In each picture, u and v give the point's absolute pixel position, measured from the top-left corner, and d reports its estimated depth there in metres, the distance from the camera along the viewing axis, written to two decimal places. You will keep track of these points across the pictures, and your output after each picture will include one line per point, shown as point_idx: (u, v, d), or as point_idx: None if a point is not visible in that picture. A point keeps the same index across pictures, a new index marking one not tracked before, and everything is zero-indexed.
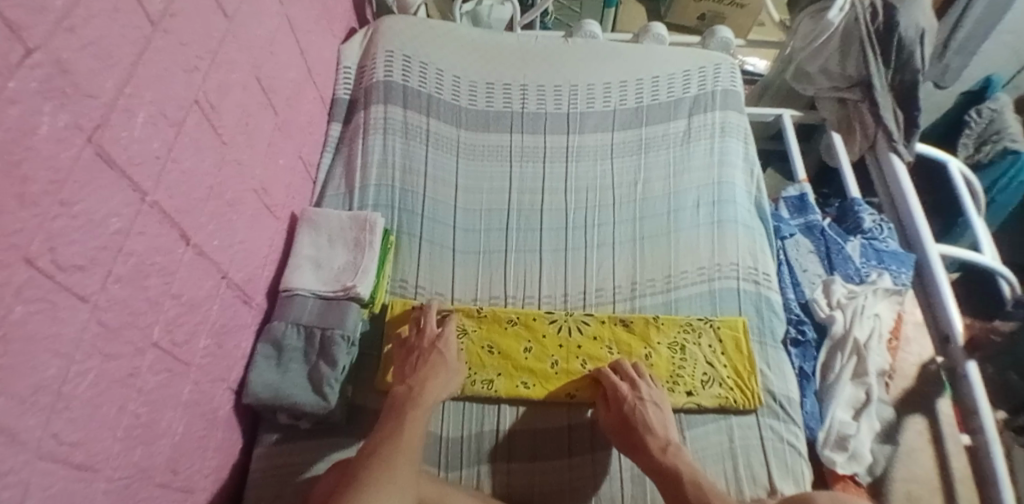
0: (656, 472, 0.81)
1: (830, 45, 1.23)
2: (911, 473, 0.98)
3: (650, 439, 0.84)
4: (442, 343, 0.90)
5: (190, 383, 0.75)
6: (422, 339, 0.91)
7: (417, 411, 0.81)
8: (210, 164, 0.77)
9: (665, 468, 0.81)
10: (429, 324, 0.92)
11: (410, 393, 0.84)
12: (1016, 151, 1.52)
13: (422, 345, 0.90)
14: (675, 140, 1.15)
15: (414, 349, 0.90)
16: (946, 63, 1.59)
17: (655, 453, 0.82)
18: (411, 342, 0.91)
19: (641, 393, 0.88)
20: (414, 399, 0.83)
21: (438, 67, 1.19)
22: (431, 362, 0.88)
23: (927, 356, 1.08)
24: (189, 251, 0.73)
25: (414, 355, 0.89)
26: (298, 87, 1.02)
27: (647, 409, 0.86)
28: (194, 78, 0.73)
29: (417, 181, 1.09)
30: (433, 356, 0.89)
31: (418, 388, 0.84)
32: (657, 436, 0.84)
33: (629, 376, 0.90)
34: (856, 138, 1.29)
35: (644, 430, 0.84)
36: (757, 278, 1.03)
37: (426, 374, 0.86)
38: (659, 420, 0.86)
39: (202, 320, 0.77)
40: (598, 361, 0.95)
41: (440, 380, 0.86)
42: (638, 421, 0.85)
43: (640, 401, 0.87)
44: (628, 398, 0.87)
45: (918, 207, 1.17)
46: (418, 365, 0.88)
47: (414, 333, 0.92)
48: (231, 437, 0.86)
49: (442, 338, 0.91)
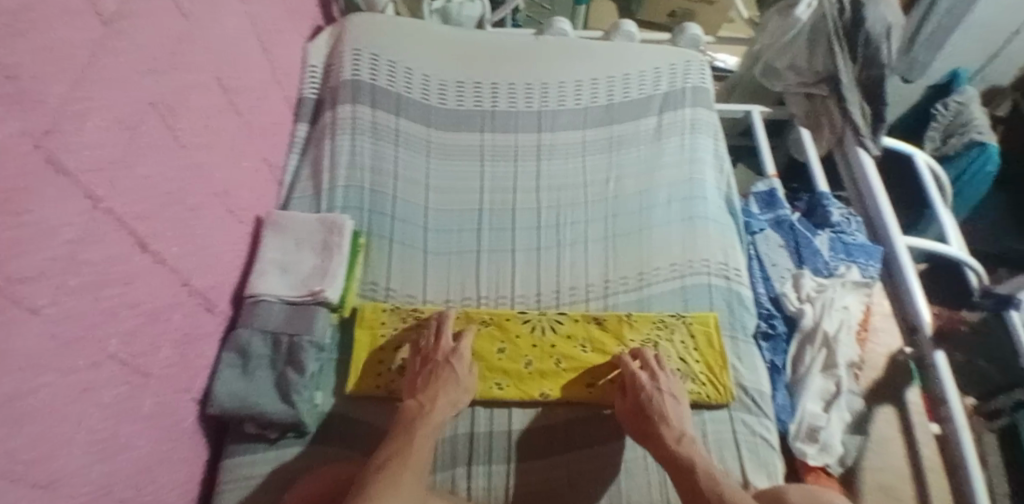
0: (670, 462, 0.80)
1: (799, 40, 1.25)
2: (882, 463, 0.99)
3: (665, 428, 0.83)
4: (455, 359, 0.88)
5: (151, 395, 0.73)
6: (436, 352, 0.89)
7: (424, 429, 0.80)
8: (169, 169, 0.75)
9: (677, 457, 0.80)
10: (444, 337, 0.90)
11: (419, 410, 0.82)
12: (982, 142, 1.56)
13: (436, 359, 0.88)
14: (646, 137, 1.16)
15: (427, 362, 0.88)
16: (913, 57, 1.63)
17: (667, 442, 0.82)
18: (426, 352, 0.89)
19: (659, 384, 0.87)
20: (422, 416, 0.81)
21: (407, 65, 1.18)
22: (439, 378, 0.86)
23: (895, 347, 1.10)
24: (147, 259, 0.71)
25: (426, 367, 0.87)
26: (262, 87, 1.00)
27: (663, 401, 0.85)
28: (150, 79, 0.71)
29: (386, 182, 1.07)
30: (444, 373, 0.86)
31: (428, 406, 0.82)
32: (673, 427, 0.83)
33: (647, 367, 0.90)
34: (824, 133, 1.31)
35: (659, 419, 0.83)
36: (727, 274, 1.03)
37: (436, 390, 0.84)
38: (677, 411, 0.86)
39: (163, 330, 0.75)
40: (573, 360, 0.94)
41: (450, 396, 0.84)
42: (654, 410, 0.84)
43: (658, 392, 0.86)
44: (645, 388, 0.86)
45: (885, 200, 1.19)
46: (428, 380, 0.86)
47: (430, 344, 0.90)
48: (196, 448, 0.84)
49: (455, 353, 0.89)
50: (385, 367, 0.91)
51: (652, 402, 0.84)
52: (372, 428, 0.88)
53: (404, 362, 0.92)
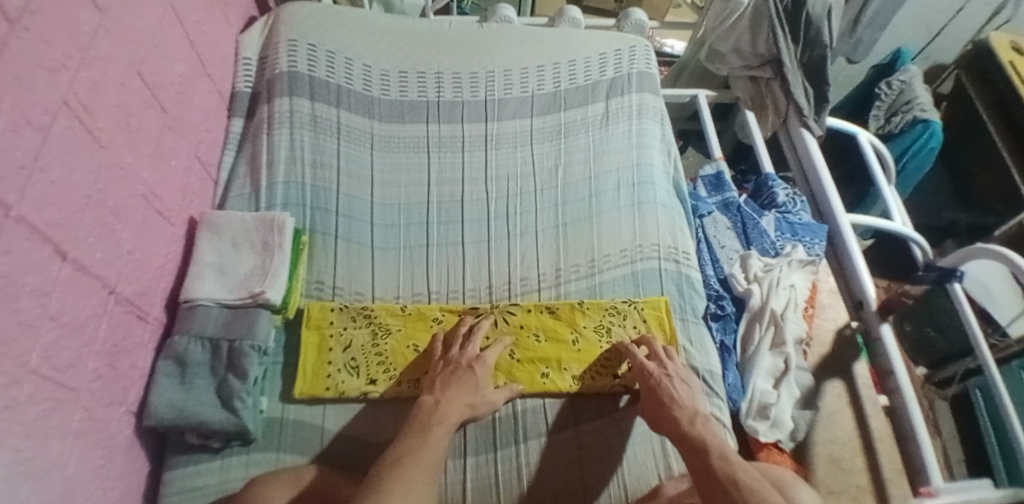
0: (682, 442, 0.76)
1: (742, 23, 1.25)
2: (832, 435, 1.02)
3: (682, 411, 0.80)
4: (479, 364, 0.85)
5: (80, 410, 0.68)
6: (461, 357, 0.86)
7: (439, 427, 0.76)
8: (87, 170, 0.69)
9: (693, 436, 0.76)
10: (470, 344, 0.88)
11: (434, 408, 0.78)
12: (925, 120, 1.60)
13: (459, 362, 0.85)
14: (593, 124, 1.15)
15: (449, 364, 0.86)
16: (857, 38, 1.66)
17: (681, 422, 0.78)
18: (451, 356, 0.87)
19: (672, 371, 0.86)
20: (438, 413, 0.78)
21: (347, 56, 1.14)
22: (460, 379, 0.83)
23: (842, 321, 1.13)
24: (67, 268, 0.65)
25: (448, 369, 0.85)
26: (188, 81, 0.95)
27: (678, 387, 0.84)
28: (61, 77, 0.64)
29: (329, 177, 1.04)
30: (465, 376, 0.83)
31: (444, 404, 0.79)
32: (685, 408, 0.80)
33: (656, 353, 0.89)
34: (768, 115, 1.33)
35: (675, 402, 0.81)
36: (677, 257, 1.04)
37: (456, 392, 0.81)
38: (692, 394, 0.84)
39: (88, 342, 0.69)
40: (526, 351, 0.93)
41: (467, 399, 0.81)
42: (668, 395, 0.82)
43: (668, 378, 0.85)
44: (658, 373, 0.86)
45: (829, 179, 1.21)
46: (450, 379, 0.83)
47: (455, 347, 0.88)
48: (135, 462, 0.79)
49: (479, 359, 0.86)
50: (334, 368, 0.89)
51: (664, 386, 0.84)
52: (317, 429, 0.85)
53: (354, 362, 0.90)
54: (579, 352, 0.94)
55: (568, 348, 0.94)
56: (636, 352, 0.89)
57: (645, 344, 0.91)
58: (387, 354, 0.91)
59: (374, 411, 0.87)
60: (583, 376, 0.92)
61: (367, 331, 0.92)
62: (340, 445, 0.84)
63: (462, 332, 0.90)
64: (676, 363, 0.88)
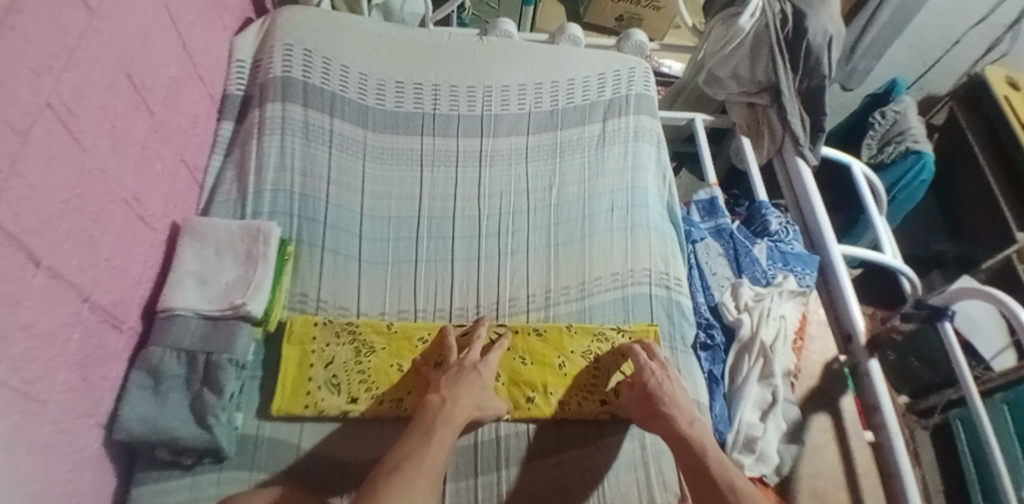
0: (681, 444, 0.80)
1: (743, 48, 1.25)
2: (815, 470, 1.01)
3: (676, 409, 0.83)
4: (483, 366, 0.85)
5: (48, 423, 0.65)
6: (464, 360, 0.86)
7: (444, 428, 0.75)
8: (66, 174, 0.66)
9: (690, 439, 0.80)
10: (472, 349, 0.87)
11: (441, 406, 0.78)
12: (918, 151, 1.60)
13: (462, 364, 0.85)
14: (590, 144, 1.15)
15: (453, 366, 0.85)
16: (852, 67, 1.67)
17: (680, 425, 0.81)
18: (453, 361, 0.86)
19: (665, 373, 0.88)
20: (444, 413, 0.77)
21: (342, 63, 1.12)
22: (467, 379, 0.82)
23: (830, 354, 1.12)
24: (41, 275, 0.62)
25: (451, 371, 0.84)
26: (178, 83, 0.92)
27: (672, 389, 0.86)
28: (44, 78, 0.62)
29: (319, 186, 1.02)
30: (470, 376, 0.83)
31: (450, 404, 0.79)
32: (683, 411, 0.83)
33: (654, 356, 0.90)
34: (764, 142, 1.33)
35: (670, 405, 0.83)
36: (668, 283, 1.03)
37: (462, 390, 0.81)
38: (686, 400, 0.85)
39: (60, 353, 0.66)
40: (511, 374, 0.91)
41: (474, 399, 0.80)
42: (663, 395, 0.84)
43: (669, 379, 0.87)
44: (655, 373, 0.87)
45: (822, 210, 1.21)
46: (456, 380, 0.82)
47: (454, 355, 0.87)
48: (102, 478, 0.76)
49: (482, 362, 0.86)
50: (314, 384, 0.86)
51: (661, 392, 0.85)
52: (293, 447, 0.83)
53: (335, 379, 0.88)
54: (566, 376, 0.92)
55: (555, 373, 0.92)
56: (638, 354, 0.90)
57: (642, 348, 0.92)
58: (369, 373, 0.89)
59: (350, 434, 0.85)
60: (568, 401, 0.90)
61: (351, 348, 0.90)
62: (315, 465, 0.82)
63: (454, 345, 0.88)
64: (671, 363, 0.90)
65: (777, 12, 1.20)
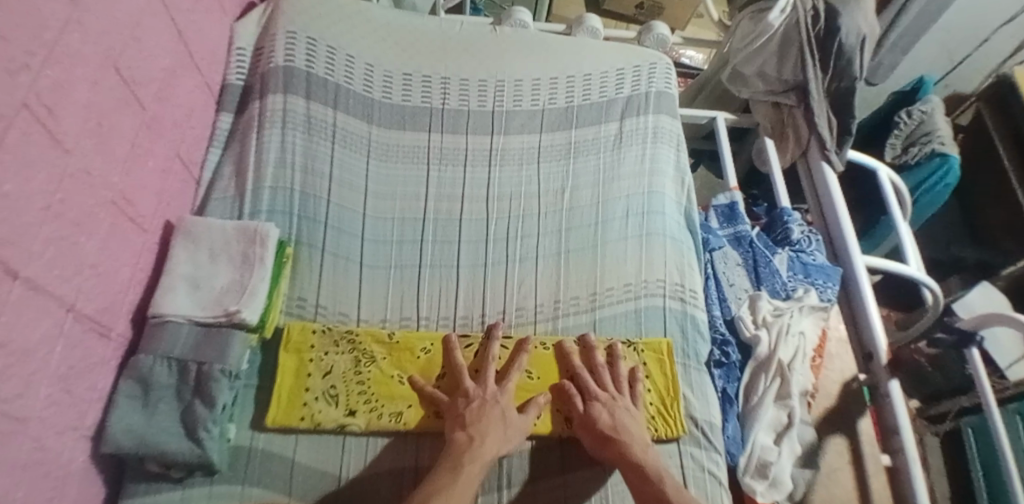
0: (631, 469, 0.77)
1: (770, 46, 1.18)
2: (830, 495, 0.96)
3: (628, 435, 0.80)
4: (502, 395, 0.82)
5: (29, 440, 0.61)
6: (484, 391, 0.82)
7: (472, 465, 0.73)
8: (46, 178, 0.62)
9: (642, 463, 0.77)
10: (487, 376, 0.84)
11: (468, 444, 0.75)
12: (944, 153, 1.50)
13: (484, 397, 0.81)
14: (606, 144, 1.09)
15: (473, 398, 0.81)
16: (879, 60, 1.57)
17: (634, 450, 0.78)
18: (470, 390, 0.82)
19: (613, 400, 0.84)
20: (471, 451, 0.74)
21: (348, 53, 1.07)
22: (490, 415, 0.79)
23: (850, 373, 1.08)
24: (18, 288, 0.58)
25: (470, 403, 0.81)
26: (173, 74, 0.88)
27: (622, 416, 0.82)
28: (21, 76, 0.57)
29: (321, 184, 0.98)
30: (492, 411, 0.79)
31: (478, 441, 0.75)
32: (635, 437, 0.80)
33: (596, 367, 0.87)
34: (789, 144, 1.27)
35: (621, 432, 0.80)
36: (683, 296, 0.98)
37: (489, 425, 0.78)
38: (638, 428, 0.82)
39: (41, 367, 0.62)
40: (526, 391, 0.87)
41: (502, 435, 0.78)
42: (611, 422, 0.81)
43: (612, 404, 0.84)
44: (604, 403, 0.83)
45: (847, 219, 1.15)
46: (480, 416, 0.79)
47: (470, 383, 0.83)
48: (88, 490, 0.73)
49: (502, 391, 0.83)
50: (312, 395, 0.83)
51: (613, 421, 0.81)
52: (287, 461, 0.79)
53: (334, 390, 0.84)
54: None
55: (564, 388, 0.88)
56: (598, 358, 0.88)
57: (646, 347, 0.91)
58: (369, 384, 0.85)
59: (338, 449, 0.81)
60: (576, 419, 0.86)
61: (350, 358, 0.86)
62: (308, 480, 0.79)
63: (462, 364, 0.85)
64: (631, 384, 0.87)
65: (809, 8, 1.13)
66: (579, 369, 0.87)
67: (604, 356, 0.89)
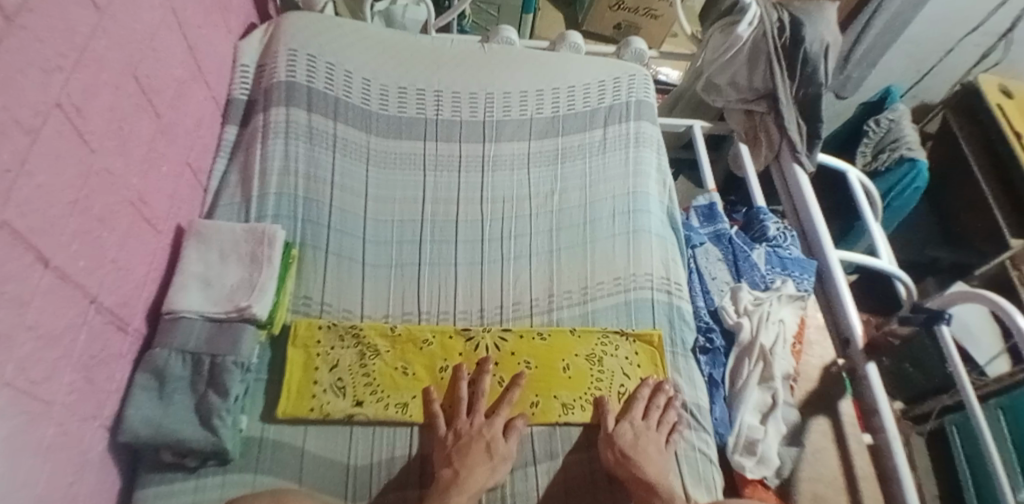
0: (645, 487, 0.81)
1: (740, 56, 1.26)
2: (816, 473, 1.01)
3: (646, 459, 0.84)
4: (489, 429, 0.84)
5: (53, 424, 0.64)
6: (472, 426, 0.85)
7: (458, 497, 0.76)
8: (73, 174, 0.66)
9: (654, 482, 0.81)
10: (477, 413, 0.87)
11: (453, 479, 0.78)
12: (913, 158, 1.57)
13: (472, 431, 0.84)
14: (591, 149, 1.16)
15: (463, 435, 0.84)
16: (847, 75, 1.69)
17: (650, 479, 0.82)
18: (460, 427, 0.85)
19: (643, 427, 0.88)
20: (457, 485, 0.77)
21: (346, 68, 1.14)
22: (476, 451, 0.81)
23: (829, 358, 1.13)
24: (48, 276, 0.62)
25: (459, 440, 0.83)
26: (184, 86, 0.93)
27: (646, 442, 0.86)
28: (54, 77, 0.62)
29: (322, 189, 1.03)
30: (479, 445, 0.82)
31: (464, 474, 0.79)
32: (651, 464, 0.84)
33: (653, 402, 0.92)
34: (762, 149, 1.35)
35: (638, 454, 0.84)
36: (669, 288, 1.04)
37: (475, 459, 0.81)
38: (657, 457, 0.86)
39: (65, 353, 0.66)
40: (534, 379, 0.92)
41: (486, 469, 0.81)
42: (632, 442, 0.85)
43: (633, 429, 0.87)
44: (633, 426, 0.88)
45: (819, 215, 1.22)
46: (465, 452, 0.81)
47: (464, 419, 0.86)
48: (105, 479, 0.75)
49: (489, 425, 0.85)
50: (319, 388, 0.86)
51: (634, 442, 0.85)
52: (297, 451, 0.82)
53: (340, 382, 0.88)
54: (570, 380, 0.93)
55: (560, 377, 0.93)
56: (642, 393, 0.93)
57: (653, 385, 0.95)
58: (374, 376, 0.89)
59: (345, 438, 0.85)
60: (573, 405, 0.91)
61: (355, 351, 0.90)
62: (319, 468, 0.82)
63: (463, 397, 0.88)
64: (665, 415, 0.91)
65: (774, 21, 1.22)
66: (640, 398, 0.92)
67: (649, 390, 0.94)
